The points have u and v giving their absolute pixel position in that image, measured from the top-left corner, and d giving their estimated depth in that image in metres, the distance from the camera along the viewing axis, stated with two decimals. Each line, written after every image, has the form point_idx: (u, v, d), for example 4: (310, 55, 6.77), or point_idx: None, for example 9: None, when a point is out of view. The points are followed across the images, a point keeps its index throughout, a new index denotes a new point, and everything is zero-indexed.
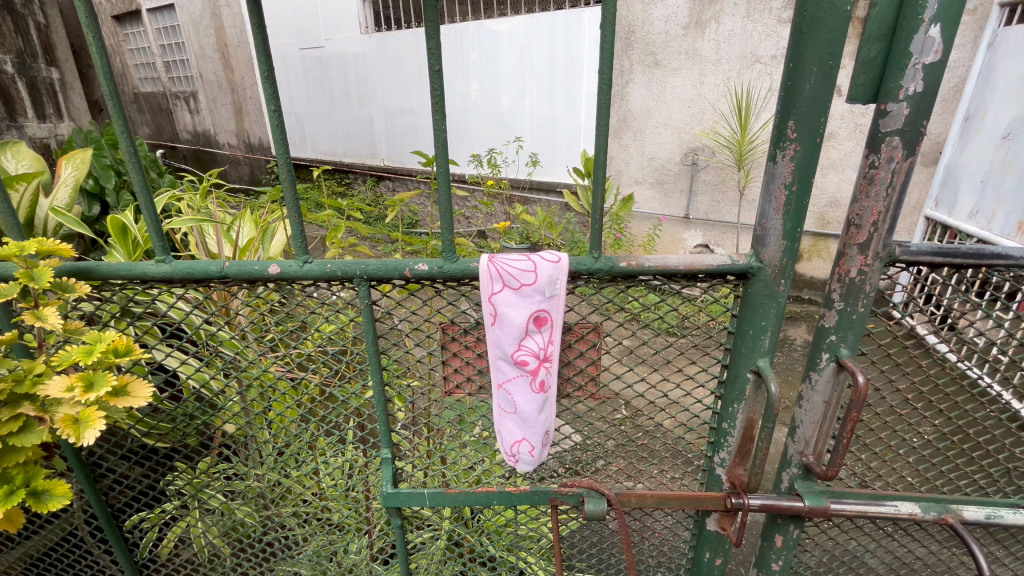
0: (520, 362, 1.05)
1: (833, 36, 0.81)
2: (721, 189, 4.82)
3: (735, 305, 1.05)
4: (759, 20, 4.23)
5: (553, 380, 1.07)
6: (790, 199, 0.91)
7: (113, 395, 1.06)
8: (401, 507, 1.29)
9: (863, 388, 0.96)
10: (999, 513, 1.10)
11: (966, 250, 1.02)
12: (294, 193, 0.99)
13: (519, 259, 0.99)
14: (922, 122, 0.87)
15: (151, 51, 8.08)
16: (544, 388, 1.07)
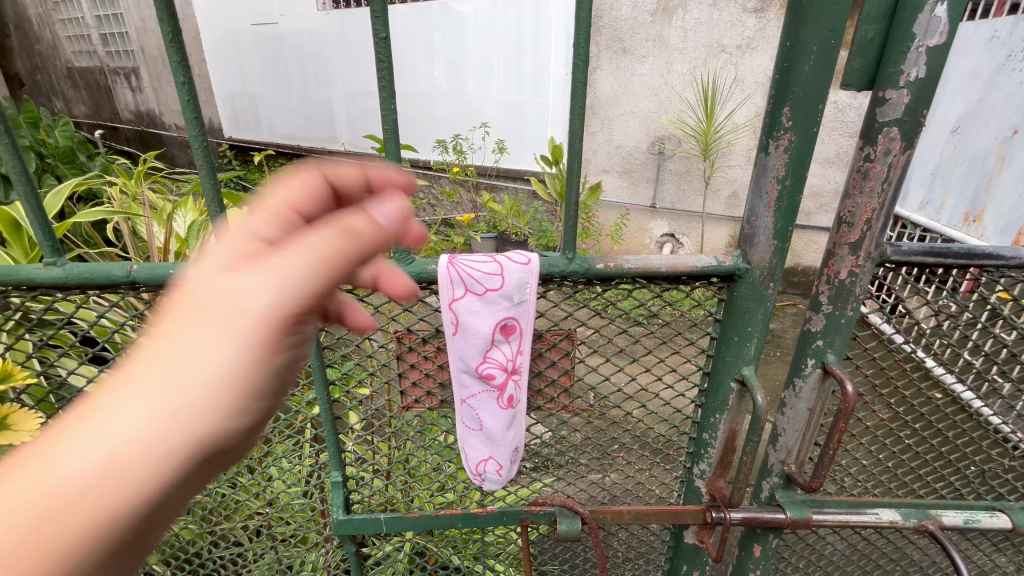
0: (479, 371, 0.94)
1: (836, 12, 0.72)
2: (687, 179, 4.83)
3: (719, 308, 0.97)
4: (725, 9, 4.19)
5: (519, 395, 0.96)
6: (783, 194, 0.82)
7: None
8: (356, 532, 1.16)
9: (851, 399, 0.90)
10: (978, 518, 1.08)
11: (958, 249, 0.96)
12: (213, 184, 0.83)
13: (480, 260, 0.87)
14: (923, 112, 0.80)
15: (85, 22, 7.39)
16: (511, 402, 0.96)
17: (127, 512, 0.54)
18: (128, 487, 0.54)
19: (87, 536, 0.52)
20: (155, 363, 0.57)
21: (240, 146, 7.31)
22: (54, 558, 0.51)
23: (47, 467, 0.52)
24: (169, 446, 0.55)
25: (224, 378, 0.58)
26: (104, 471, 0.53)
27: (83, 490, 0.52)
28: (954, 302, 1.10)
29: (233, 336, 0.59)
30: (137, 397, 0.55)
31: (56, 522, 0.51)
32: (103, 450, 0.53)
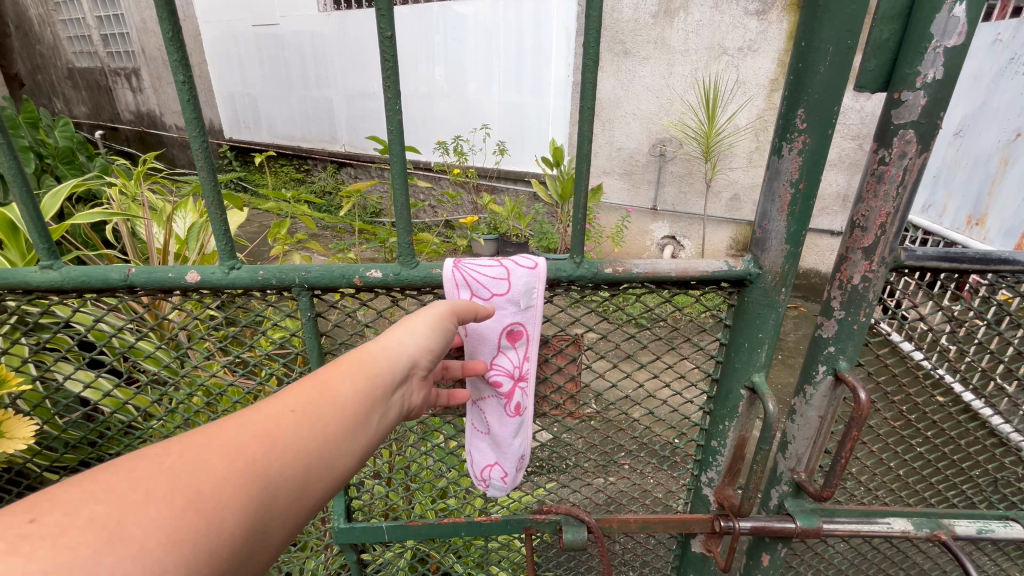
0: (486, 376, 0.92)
1: (853, 11, 0.70)
2: (688, 181, 4.81)
3: (729, 313, 0.95)
4: (727, 11, 4.18)
5: (525, 403, 0.94)
6: (797, 198, 0.80)
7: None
8: (357, 540, 1.14)
9: (865, 407, 0.88)
10: (991, 528, 1.06)
11: (972, 254, 0.94)
12: (214, 184, 0.81)
13: (487, 264, 0.86)
14: (939, 114, 0.78)
15: (86, 22, 7.40)
16: (516, 410, 0.94)
17: (276, 495, 0.61)
18: (280, 469, 0.62)
19: (243, 507, 0.57)
20: (308, 378, 0.71)
21: (240, 147, 7.30)
22: (216, 521, 0.55)
23: (221, 441, 0.60)
24: (314, 438, 0.65)
25: (359, 390, 0.72)
26: (267, 450, 0.62)
27: (249, 462, 0.60)
28: (967, 308, 1.08)
29: (370, 359, 0.75)
30: (296, 397, 0.67)
31: (225, 484, 0.57)
32: (268, 434, 0.63)
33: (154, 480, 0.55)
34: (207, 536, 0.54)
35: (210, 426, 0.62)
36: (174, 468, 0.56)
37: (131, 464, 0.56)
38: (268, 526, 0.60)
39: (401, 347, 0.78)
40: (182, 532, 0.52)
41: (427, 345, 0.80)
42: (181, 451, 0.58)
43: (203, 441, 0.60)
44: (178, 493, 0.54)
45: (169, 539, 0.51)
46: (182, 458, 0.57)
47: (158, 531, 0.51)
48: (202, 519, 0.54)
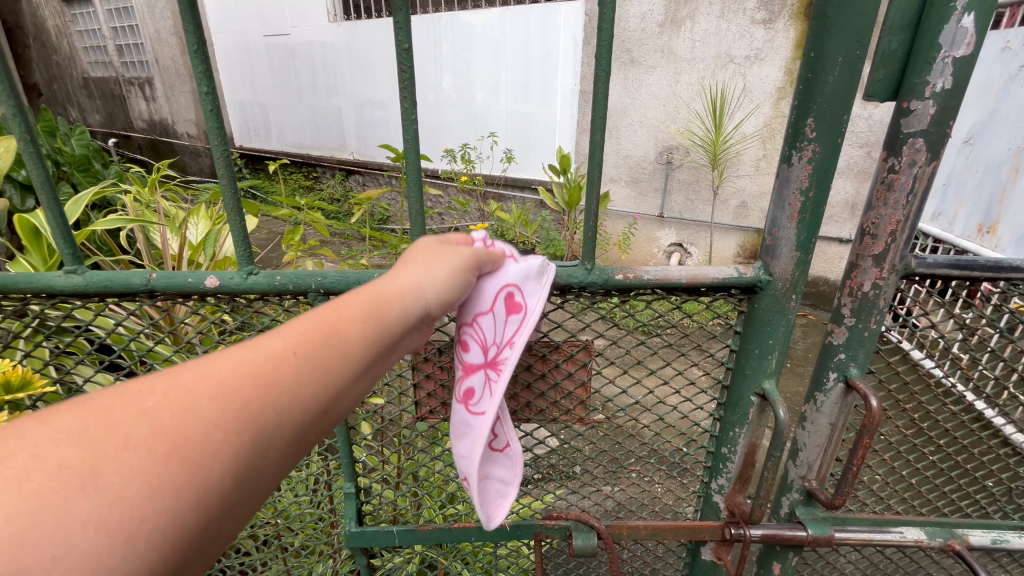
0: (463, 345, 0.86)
1: (863, 22, 0.71)
2: (695, 189, 4.82)
3: (739, 320, 0.95)
4: (733, 20, 4.21)
5: (499, 389, 0.84)
6: (807, 206, 0.81)
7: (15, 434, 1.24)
8: (368, 544, 1.15)
9: (876, 415, 0.88)
10: (1005, 538, 1.05)
11: (984, 262, 0.94)
12: (234, 192, 0.83)
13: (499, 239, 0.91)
14: (949, 123, 0.79)
15: (101, 32, 7.56)
16: (491, 393, 0.85)
17: (274, 441, 0.52)
18: (276, 413, 0.52)
19: (233, 457, 0.49)
20: (315, 310, 0.59)
21: (251, 155, 7.40)
22: (198, 465, 0.47)
23: (213, 376, 0.50)
24: (318, 380, 0.55)
25: (372, 329, 0.61)
26: (263, 392, 0.51)
27: (241, 406, 0.50)
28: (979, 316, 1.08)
29: (386, 295, 0.64)
30: (300, 331, 0.56)
31: (213, 431, 0.48)
32: (265, 373, 0.52)
33: (136, 420, 0.46)
34: (193, 488, 0.46)
35: (200, 357, 0.52)
36: (158, 408, 0.47)
37: (112, 398, 0.47)
38: (260, 465, 0.51)
39: (422, 284, 0.67)
40: (164, 484, 0.45)
41: (448, 286, 0.70)
42: (159, 383, 0.49)
43: (191, 377, 0.50)
44: (161, 438, 0.46)
45: (151, 487, 0.44)
46: (167, 397, 0.48)
47: (137, 481, 0.44)
48: (188, 468, 0.46)
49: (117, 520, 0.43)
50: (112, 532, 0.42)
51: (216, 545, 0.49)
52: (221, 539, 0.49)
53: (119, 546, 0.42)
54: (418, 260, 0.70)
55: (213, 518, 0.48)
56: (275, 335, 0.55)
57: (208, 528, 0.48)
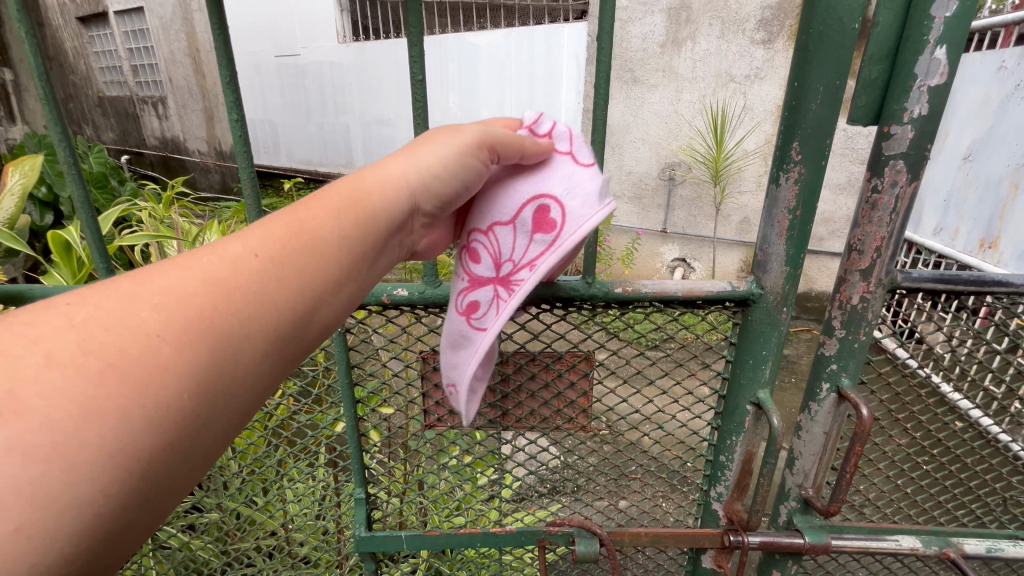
0: (474, 255, 0.83)
1: (842, 54, 0.76)
2: (698, 205, 4.89)
3: (734, 332, 1.00)
4: (733, 40, 4.34)
5: (507, 312, 0.79)
6: (794, 223, 0.86)
7: None
8: (376, 549, 1.18)
9: (867, 422, 0.92)
10: (1000, 547, 1.08)
11: (967, 277, 0.99)
12: (258, 211, 0.90)
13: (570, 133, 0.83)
14: (926, 146, 0.84)
15: (118, 53, 7.81)
16: (496, 313, 0.81)
17: (242, 348, 0.52)
18: (235, 313, 0.52)
19: (188, 364, 0.49)
20: (280, 213, 0.61)
21: (261, 171, 7.56)
22: (157, 382, 0.47)
23: (149, 289, 0.50)
24: (283, 276, 0.56)
25: (344, 225, 0.62)
26: (218, 296, 0.52)
27: (190, 312, 0.50)
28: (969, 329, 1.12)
29: (360, 192, 0.65)
30: (262, 235, 0.57)
31: (157, 340, 0.48)
32: (221, 275, 0.53)
33: (59, 340, 0.45)
34: (145, 402, 0.46)
35: (137, 273, 0.52)
36: (86, 323, 0.47)
37: (34, 320, 0.47)
38: (231, 384, 0.52)
39: (398, 178, 0.68)
40: (102, 400, 0.44)
41: (439, 177, 0.71)
42: (99, 302, 0.49)
43: (125, 293, 0.49)
44: (94, 354, 0.45)
45: (85, 406, 0.44)
46: (101, 309, 0.48)
47: (71, 398, 0.43)
48: (128, 382, 0.46)
49: (57, 439, 0.42)
50: (47, 457, 0.42)
51: (190, 461, 0.50)
52: (194, 454, 0.50)
53: (59, 467, 0.42)
54: (393, 160, 0.71)
55: (177, 429, 0.48)
56: (228, 244, 0.56)
57: (178, 442, 0.49)
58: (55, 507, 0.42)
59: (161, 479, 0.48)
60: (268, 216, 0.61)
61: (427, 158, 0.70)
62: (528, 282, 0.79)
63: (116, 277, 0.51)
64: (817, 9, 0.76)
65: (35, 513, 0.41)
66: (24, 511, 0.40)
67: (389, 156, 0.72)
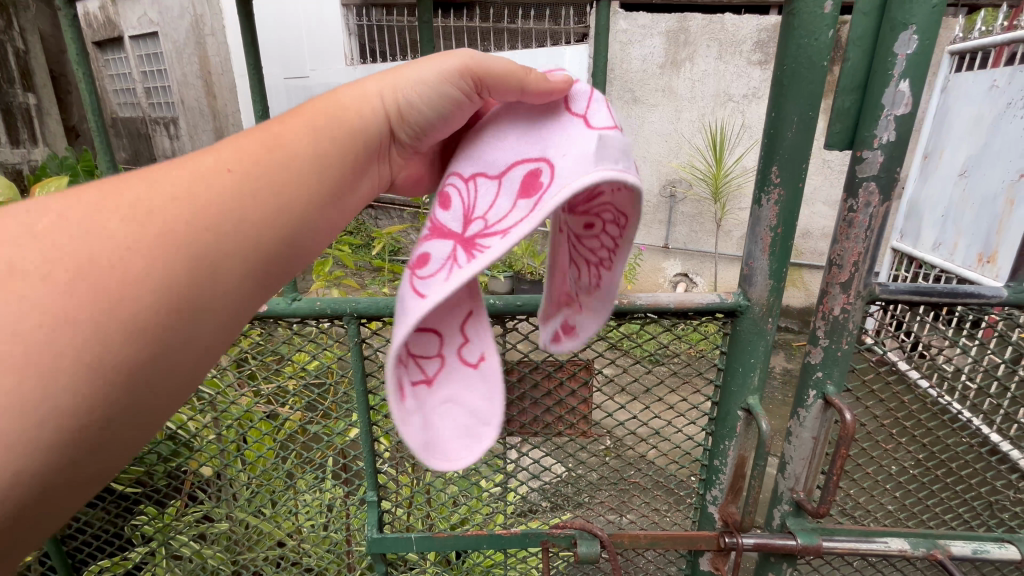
0: (446, 201, 0.77)
1: (813, 88, 0.85)
2: (699, 221, 4.99)
3: (725, 341, 1.06)
4: (731, 61, 4.49)
5: (457, 275, 0.69)
6: (776, 240, 0.93)
7: None
8: (387, 552, 1.24)
9: (851, 425, 0.98)
10: (986, 549, 1.12)
11: (942, 289, 1.05)
12: None
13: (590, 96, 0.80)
14: (896, 169, 0.92)
15: (133, 76, 8.05)
16: (444, 278, 0.71)
17: (215, 262, 0.57)
18: (209, 222, 0.57)
19: (158, 277, 0.53)
20: (258, 131, 0.65)
21: None
22: (128, 295, 0.51)
23: (115, 206, 0.54)
24: (258, 187, 0.60)
25: (318, 140, 0.66)
26: (190, 207, 0.56)
27: (159, 225, 0.54)
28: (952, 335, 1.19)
29: (337, 108, 0.70)
30: (235, 151, 0.62)
31: (125, 254, 0.52)
32: (195, 185, 0.57)
33: (26, 255, 0.50)
34: (117, 315, 0.51)
35: (106, 188, 0.56)
36: (52, 237, 0.51)
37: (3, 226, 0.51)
38: (207, 293, 0.56)
39: (374, 98, 0.72)
40: (73, 311, 0.49)
41: (427, 95, 0.73)
42: (64, 212, 0.53)
43: (91, 211, 0.53)
44: (61, 269, 0.50)
45: (57, 318, 0.49)
46: (65, 219, 0.53)
47: (40, 306, 0.48)
48: (97, 297, 0.50)
49: (34, 350, 0.48)
50: (20, 366, 0.47)
51: (177, 360, 0.56)
52: (178, 356, 0.55)
53: (35, 374, 0.48)
54: (370, 81, 0.74)
55: (153, 339, 0.53)
56: (199, 161, 0.60)
57: (162, 342, 0.54)
58: (38, 406, 0.48)
59: (142, 385, 0.54)
60: (243, 134, 0.65)
61: (406, 75, 0.74)
62: (493, 249, 0.70)
63: (83, 193, 0.55)
64: (789, 49, 0.84)
65: (18, 411, 0.47)
66: (24, 398, 0.47)
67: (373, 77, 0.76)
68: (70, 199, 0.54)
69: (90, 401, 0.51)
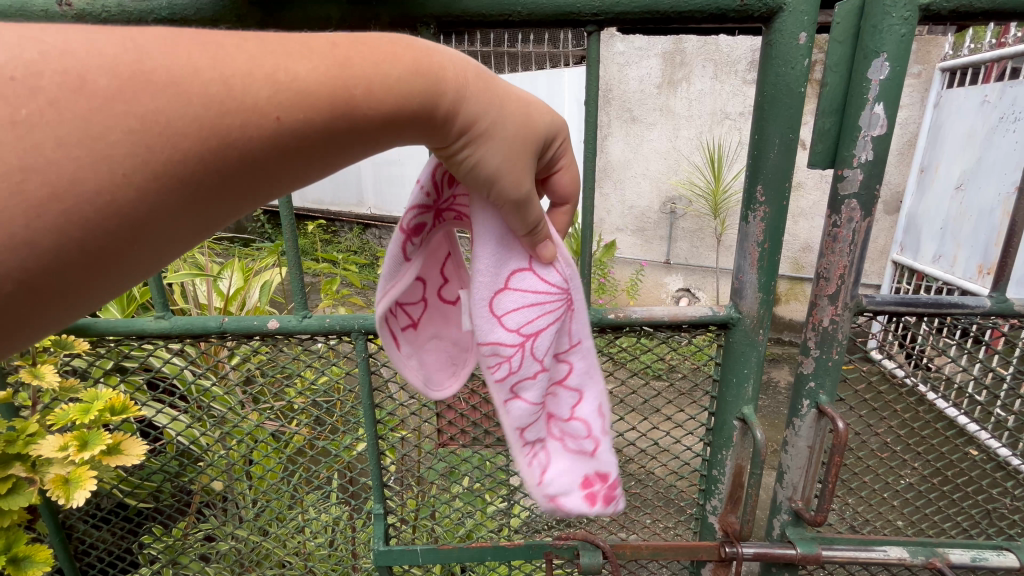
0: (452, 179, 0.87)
1: (791, 113, 0.90)
2: (699, 236, 5.06)
3: (719, 352, 1.10)
4: (726, 81, 4.61)
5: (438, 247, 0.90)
6: (763, 254, 0.98)
7: (109, 453, 1.58)
8: (393, 565, 1.26)
9: (844, 434, 1.00)
10: (985, 556, 1.14)
11: (927, 300, 1.09)
12: (295, 250, 1.06)
13: (564, 260, 0.84)
14: (876, 186, 0.96)
15: None
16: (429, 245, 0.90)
17: (211, 204, 0.53)
18: (220, 167, 0.51)
19: (142, 213, 0.49)
20: (331, 95, 0.53)
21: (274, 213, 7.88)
22: (100, 226, 0.47)
23: (123, 108, 0.45)
24: (292, 153, 0.54)
25: (378, 127, 0.58)
26: (211, 143, 0.49)
27: (170, 155, 0.48)
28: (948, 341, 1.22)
29: (431, 92, 0.59)
30: (295, 93, 0.52)
31: (120, 183, 0.46)
32: (226, 116, 0.49)
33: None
34: (81, 242, 0.47)
35: (119, 67, 0.45)
36: (31, 127, 0.43)
37: None
38: (182, 233, 0.53)
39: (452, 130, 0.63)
40: (34, 234, 0.44)
41: (483, 175, 0.66)
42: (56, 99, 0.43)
43: (92, 105, 0.44)
44: (33, 175, 0.43)
45: (18, 240, 0.44)
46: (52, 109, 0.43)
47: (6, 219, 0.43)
48: (74, 224, 0.46)
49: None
50: None
51: (130, 280, 0.54)
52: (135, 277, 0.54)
53: None
54: (483, 89, 0.64)
55: (106, 269, 0.50)
56: (237, 60, 0.50)
57: (115, 269, 0.51)
58: None
59: (86, 302, 0.52)
60: (326, 58, 0.54)
61: (510, 116, 0.65)
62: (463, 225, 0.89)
63: (86, 59, 0.45)
64: (769, 77, 0.90)
65: None
66: None
67: (484, 96, 0.64)
68: (69, 63, 0.44)
69: (25, 312, 0.48)
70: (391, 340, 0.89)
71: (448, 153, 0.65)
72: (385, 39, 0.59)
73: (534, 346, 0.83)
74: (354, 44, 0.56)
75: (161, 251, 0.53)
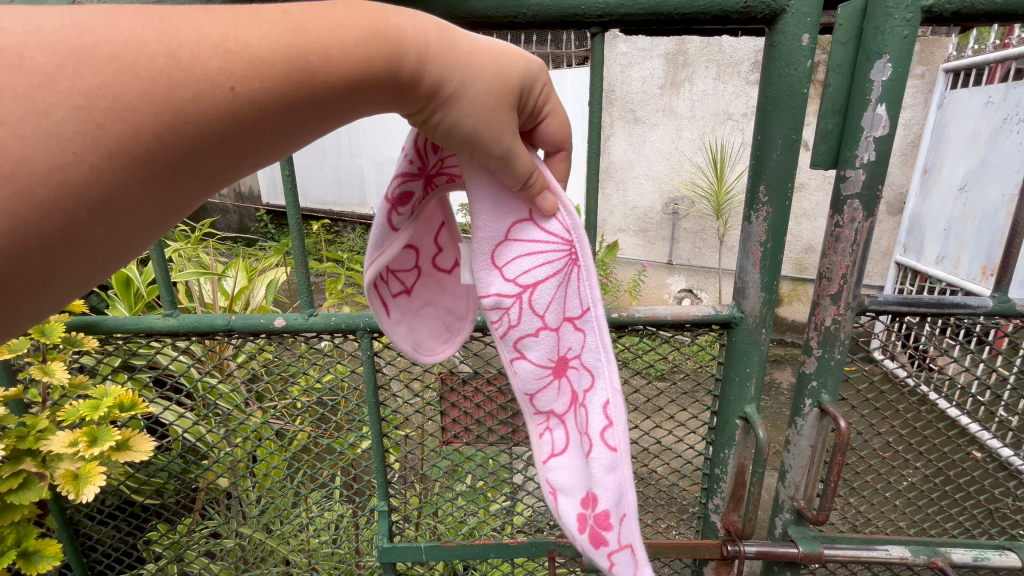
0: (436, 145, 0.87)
1: (795, 113, 0.91)
2: (701, 237, 5.07)
3: (721, 352, 1.11)
4: (729, 82, 4.61)
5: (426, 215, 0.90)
6: (766, 254, 0.99)
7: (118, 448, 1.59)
8: (397, 562, 1.27)
9: (846, 433, 1.00)
10: (987, 556, 1.14)
11: (930, 300, 1.10)
12: (302, 248, 1.06)
13: (569, 208, 0.79)
14: (878, 186, 0.97)
15: None
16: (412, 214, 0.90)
17: (178, 181, 0.53)
18: (179, 144, 0.51)
19: (100, 196, 0.49)
20: (287, 60, 0.54)
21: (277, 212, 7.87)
22: (51, 206, 0.47)
23: (67, 85, 0.46)
24: (254, 125, 0.54)
25: (345, 95, 0.58)
26: (164, 119, 0.49)
27: (123, 131, 0.48)
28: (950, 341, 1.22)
29: (393, 55, 0.58)
30: (251, 63, 0.52)
31: (69, 162, 0.46)
32: (178, 88, 0.49)
33: None
34: (32, 228, 0.47)
35: (65, 46, 0.46)
36: None
37: None
38: (147, 212, 0.53)
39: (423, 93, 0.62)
40: None
41: (461, 136, 0.65)
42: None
43: (33, 83, 0.45)
44: None
45: None
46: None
47: None
48: (25, 208, 0.46)
49: None
50: None
51: (104, 263, 0.54)
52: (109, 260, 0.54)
53: None
54: (447, 47, 0.62)
55: (63, 253, 0.50)
56: (183, 30, 0.50)
57: (78, 254, 0.51)
58: None
59: (54, 290, 0.52)
60: (280, 27, 0.54)
61: (478, 75, 0.63)
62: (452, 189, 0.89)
63: (22, 37, 0.45)
64: (772, 77, 0.91)
65: None
66: None
67: (448, 52, 0.62)
68: (12, 49, 0.44)
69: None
70: (380, 306, 0.92)
71: (425, 120, 0.65)
72: (343, 4, 0.59)
73: (533, 298, 0.82)
74: (309, 11, 0.56)
75: (130, 233, 0.53)
